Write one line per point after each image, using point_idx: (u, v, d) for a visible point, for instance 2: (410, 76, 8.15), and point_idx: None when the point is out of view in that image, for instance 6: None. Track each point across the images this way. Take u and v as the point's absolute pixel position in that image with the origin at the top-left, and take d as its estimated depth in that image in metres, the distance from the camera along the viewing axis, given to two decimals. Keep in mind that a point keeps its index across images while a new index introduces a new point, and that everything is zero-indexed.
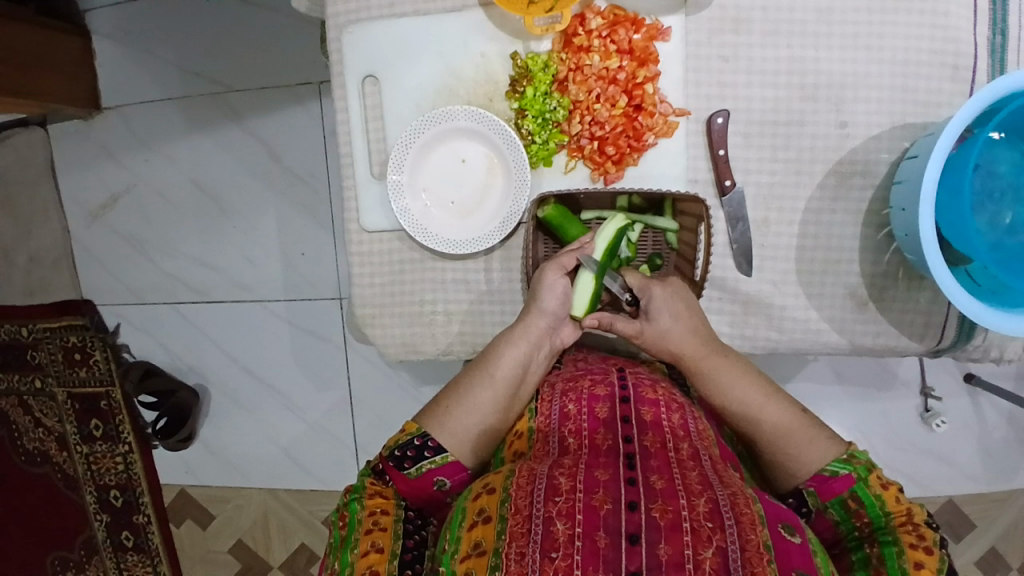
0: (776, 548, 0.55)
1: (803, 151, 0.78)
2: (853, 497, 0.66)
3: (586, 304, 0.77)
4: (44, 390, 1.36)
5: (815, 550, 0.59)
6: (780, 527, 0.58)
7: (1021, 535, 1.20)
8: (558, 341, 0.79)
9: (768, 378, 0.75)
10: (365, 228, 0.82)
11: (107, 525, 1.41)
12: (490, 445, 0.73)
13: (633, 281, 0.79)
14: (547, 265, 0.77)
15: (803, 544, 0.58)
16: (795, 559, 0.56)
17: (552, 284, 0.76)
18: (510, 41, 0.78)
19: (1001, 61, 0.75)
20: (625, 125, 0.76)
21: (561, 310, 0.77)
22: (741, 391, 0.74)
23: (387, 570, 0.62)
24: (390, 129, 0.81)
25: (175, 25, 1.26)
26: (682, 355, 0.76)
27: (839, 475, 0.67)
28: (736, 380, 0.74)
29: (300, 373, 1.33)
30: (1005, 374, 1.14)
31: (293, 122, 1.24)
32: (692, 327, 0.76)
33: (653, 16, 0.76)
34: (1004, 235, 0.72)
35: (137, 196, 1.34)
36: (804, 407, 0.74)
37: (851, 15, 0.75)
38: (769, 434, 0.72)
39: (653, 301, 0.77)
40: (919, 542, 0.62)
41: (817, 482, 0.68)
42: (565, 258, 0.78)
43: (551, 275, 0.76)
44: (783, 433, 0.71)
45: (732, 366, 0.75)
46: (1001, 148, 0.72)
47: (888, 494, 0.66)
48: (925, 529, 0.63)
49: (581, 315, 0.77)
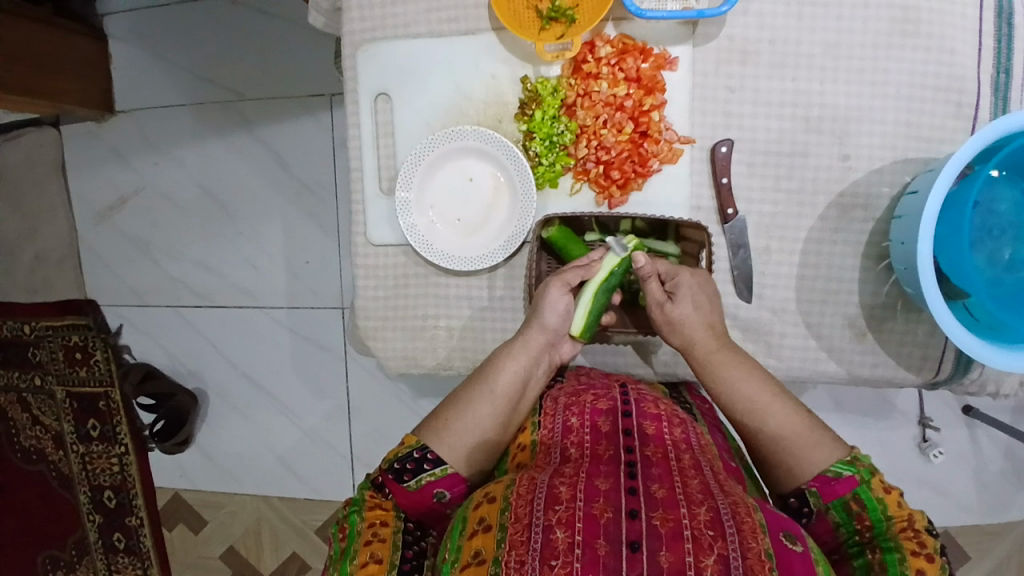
0: (779, 557, 0.55)
1: (805, 182, 0.79)
2: (856, 499, 0.66)
3: (583, 324, 0.76)
4: (43, 388, 1.37)
5: (818, 559, 0.59)
6: (782, 536, 0.58)
7: (1015, 570, 1.19)
8: (557, 356, 0.80)
9: (776, 380, 0.75)
10: (371, 241, 0.83)
11: (100, 526, 1.41)
12: (489, 460, 0.73)
13: (661, 264, 0.77)
14: (551, 281, 0.76)
15: (805, 553, 0.58)
16: (797, 568, 0.56)
17: (554, 300, 0.75)
18: (520, 64, 0.79)
19: (1004, 99, 0.76)
20: (631, 151, 0.77)
21: (561, 327, 0.77)
22: (746, 389, 0.74)
23: None
24: (400, 146, 0.82)
25: (190, 32, 1.28)
26: (691, 346, 0.76)
27: (842, 477, 0.67)
28: (742, 378, 0.74)
29: (299, 380, 1.33)
30: (1003, 407, 1.15)
31: (303, 132, 1.25)
32: (705, 321, 0.75)
33: (662, 45, 0.77)
34: (1002, 271, 0.73)
35: (146, 200, 1.36)
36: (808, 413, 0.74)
37: (856, 50, 0.77)
38: (772, 434, 0.72)
39: (681, 286, 0.76)
40: (921, 549, 0.62)
41: (820, 483, 0.68)
42: (569, 274, 0.76)
43: (554, 293, 0.75)
44: (787, 433, 0.71)
45: (739, 364, 0.75)
46: (1000, 185, 0.73)
47: (890, 499, 0.66)
48: (926, 536, 0.63)
49: (579, 335, 0.77)
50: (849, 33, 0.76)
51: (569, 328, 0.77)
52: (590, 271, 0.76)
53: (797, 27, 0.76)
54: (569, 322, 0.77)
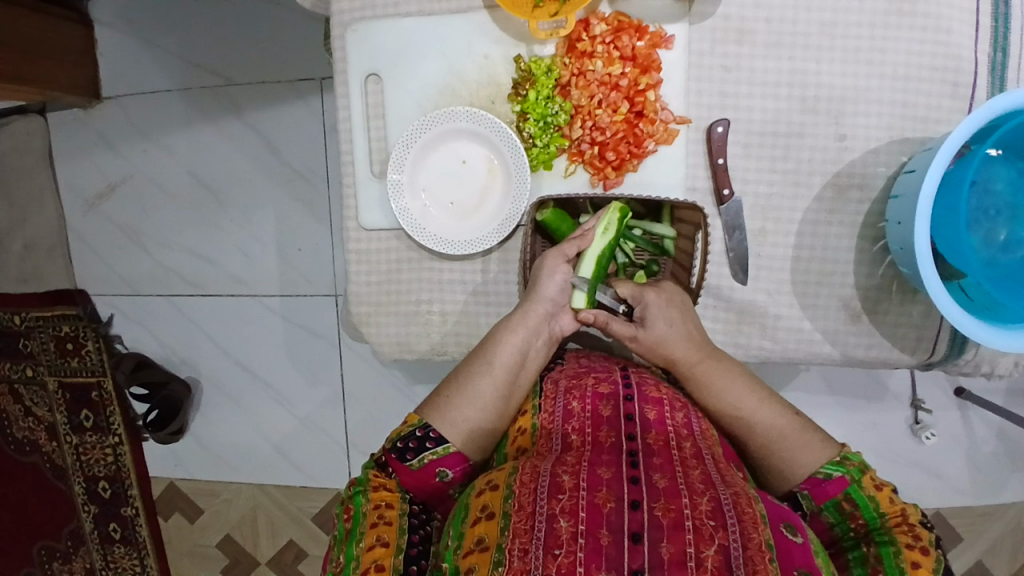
0: (778, 547, 0.55)
1: (801, 163, 0.78)
2: (847, 498, 0.67)
3: (586, 296, 0.77)
4: (35, 379, 1.36)
5: (817, 551, 0.59)
6: (782, 527, 0.58)
7: (1007, 550, 1.21)
8: (557, 327, 0.78)
9: (760, 384, 0.75)
10: (364, 226, 0.82)
11: (95, 516, 1.41)
12: (495, 428, 0.73)
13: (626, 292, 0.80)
14: (550, 253, 0.77)
15: (805, 544, 0.58)
16: (797, 558, 0.56)
17: (552, 272, 0.76)
18: (514, 44, 0.78)
19: (1002, 78, 0.75)
20: (626, 132, 0.76)
21: (560, 298, 0.77)
22: (733, 398, 0.73)
23: (394, 564, 0.62)
24: (392, 128, 0.81)
25: (177, 16, 1.25)
26: (676, 361, 0.75)
27: (832, 477, 0.68)
28: (728, 387, 0.74)
29: (293, 368, 1.33)
30: (995, 390, 1.15)
31: (293, 118, 1.24)
32: (685, 334, 0.75)
33: (657, 24, 0.76)
34: (998, 252, 0.73)
35: (135, 188, 1.34)
36: (795, 410, 0.74)
37: (853, 30, 0.76)
38: (763, 439, 0.71)
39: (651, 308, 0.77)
40: (916, 542, 0.62)
41: (810, 485, 0.68)
42: (567, 245, 0.77)
43: (552, 261, 0.76)
44: (776, 437, 0.71)
45: (726, 373, 0.74)
46: (997, 165, 0.72)
47: (882, 495, 0.67)
48: (921, 529, 0.63)
49: (583, 307, 0.78)
50: (846, 12, 0.75)
51: (572, 303, 0.78)
52: (586, 239, 0.77)
53: (793, 6, 0.75)
54: (571, 297, 0.78)
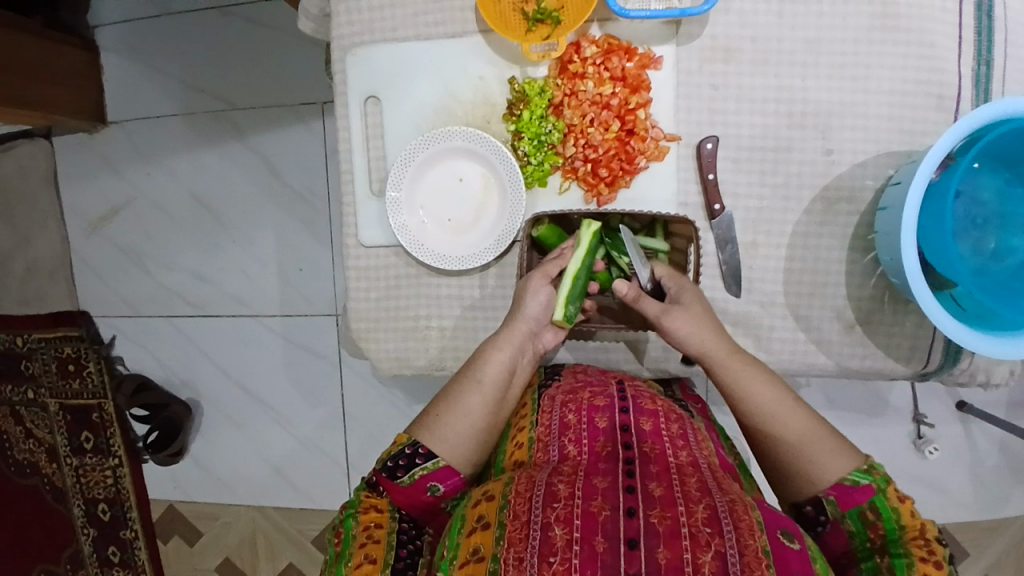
0: (776, 554, 0.56)
1: (790, 177, 0.80)
2: (872, 507, 0.66)
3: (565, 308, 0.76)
4: (36, 401, 1.36)
5: (814, 557, 0.59)
6: (779, 534, 0.58)
7: (1012, 565, 1.20)
8: (540, 345, 0.80)
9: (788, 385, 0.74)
10: (363, 243, 0.84)
11: (94, 539, 1.40)
12: (484, 444, 0.73)
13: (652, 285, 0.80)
14: (534, 273, 0.78)
15: (802, 550, 0.59)
16: (793, 565, 0.56)
17: (535, 290, 0.77)
18: (507, 66, 0.81)
19: (986, 90, 0.77)
20: (618, 149, 0.78)
21: (544, 317, 0.77)
22: (764, 395, 0.72)
23: None
24: (391, 147, 0.83)
25: (181, 42, 1.29)
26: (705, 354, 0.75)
27: (860, 485, 0.66)
28: (760, 385, 0.73)
29: (293, 387, 1.33)
30: (994, 401, 1.16)
31: (294, 140, 1.26)
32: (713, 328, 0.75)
33: (647, 45, 0.79)
34: (988, 260, 0.75)
35: (137, 210, 1.36)
36: (820, 415, 0.72)
37: (838, 47, 0.78)
38: (791, 441, 0.70)
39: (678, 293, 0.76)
40: (929, 557, 0.62)
41: (838, 491, 0.67)
42: (550, 265, 0.78)
43: (535, 281, 0.77)
44: (804, 439, 0.70)
45: (757, 372, 0.74)
46: (984, 175, 0.74)
47: (904, 508, 0.66)
48: (936, 545, 0.63)
49: (560, 320, 0.76)
50: (830, 30, 0.78)
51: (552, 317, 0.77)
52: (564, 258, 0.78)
53: (779, 24, 0.78)
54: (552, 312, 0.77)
